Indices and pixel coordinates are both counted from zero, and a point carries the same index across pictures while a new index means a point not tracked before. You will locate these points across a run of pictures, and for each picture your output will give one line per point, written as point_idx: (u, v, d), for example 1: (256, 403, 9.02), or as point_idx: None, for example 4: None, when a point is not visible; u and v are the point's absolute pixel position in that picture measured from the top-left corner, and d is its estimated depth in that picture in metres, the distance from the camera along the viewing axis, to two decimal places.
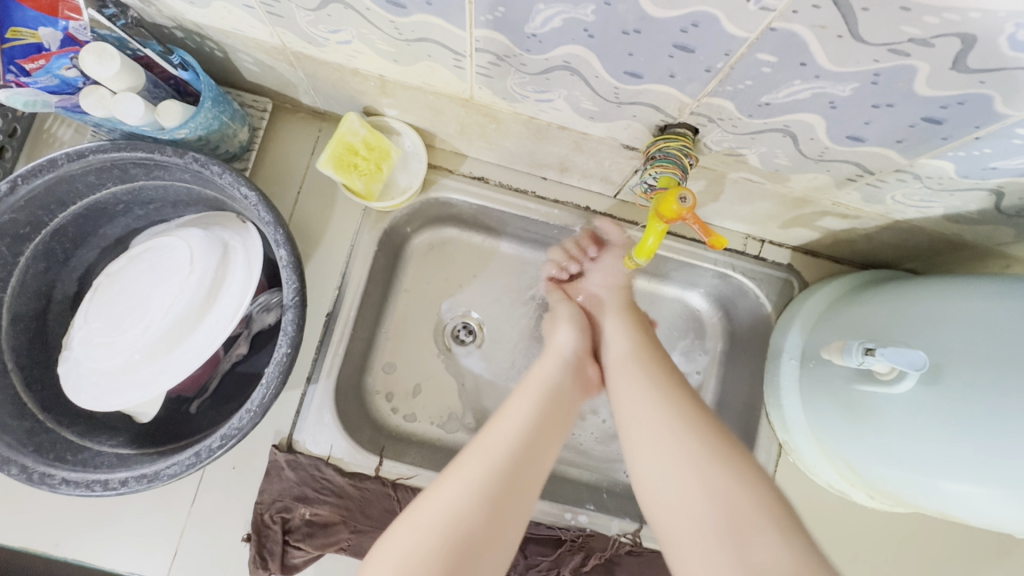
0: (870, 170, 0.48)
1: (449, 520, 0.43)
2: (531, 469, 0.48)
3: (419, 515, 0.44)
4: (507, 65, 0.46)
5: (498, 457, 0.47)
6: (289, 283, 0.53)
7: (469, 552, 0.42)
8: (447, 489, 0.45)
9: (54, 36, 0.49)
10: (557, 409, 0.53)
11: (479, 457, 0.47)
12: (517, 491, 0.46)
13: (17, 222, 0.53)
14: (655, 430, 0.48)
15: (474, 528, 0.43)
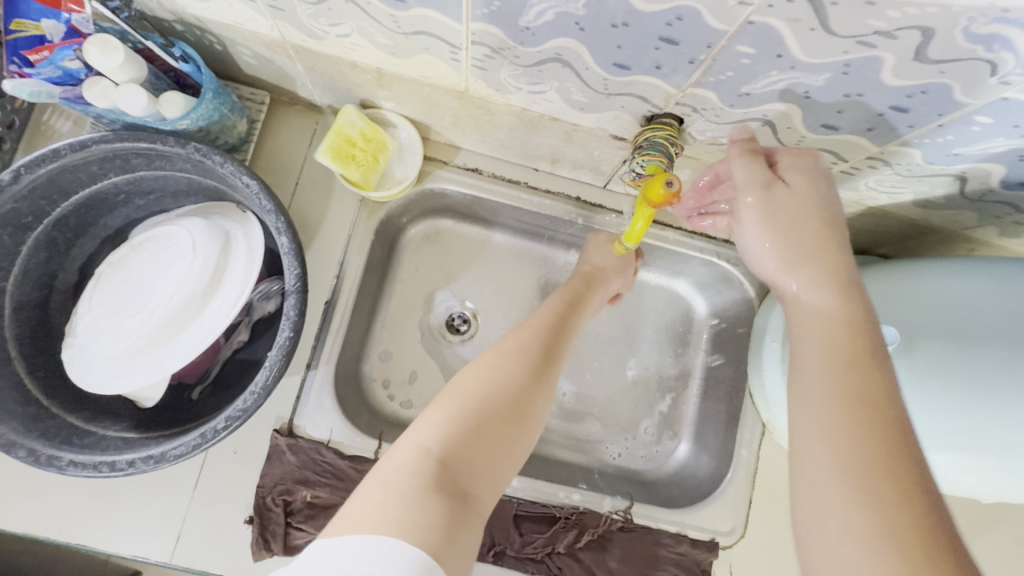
0: (844, 158, 0.51)
1: (494, 380, 0.51)
2: (552, 366, 0.56)
3: (467, 379, 0.51)
4: (501, 57, 0.48)
5: (524, 345, 0.56)
6: (290, 269, 0.55)
7: (510, 412, 0.50)
8: (490, 361, 0.53)
9: (56, 28, 0.50)
10: (568, 320, 0.62)
11: (509, 346, 0.56)
12: (541, 376, 0.54)
13: (20, 211, 0.54)
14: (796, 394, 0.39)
15: (513, 394, 0.51)
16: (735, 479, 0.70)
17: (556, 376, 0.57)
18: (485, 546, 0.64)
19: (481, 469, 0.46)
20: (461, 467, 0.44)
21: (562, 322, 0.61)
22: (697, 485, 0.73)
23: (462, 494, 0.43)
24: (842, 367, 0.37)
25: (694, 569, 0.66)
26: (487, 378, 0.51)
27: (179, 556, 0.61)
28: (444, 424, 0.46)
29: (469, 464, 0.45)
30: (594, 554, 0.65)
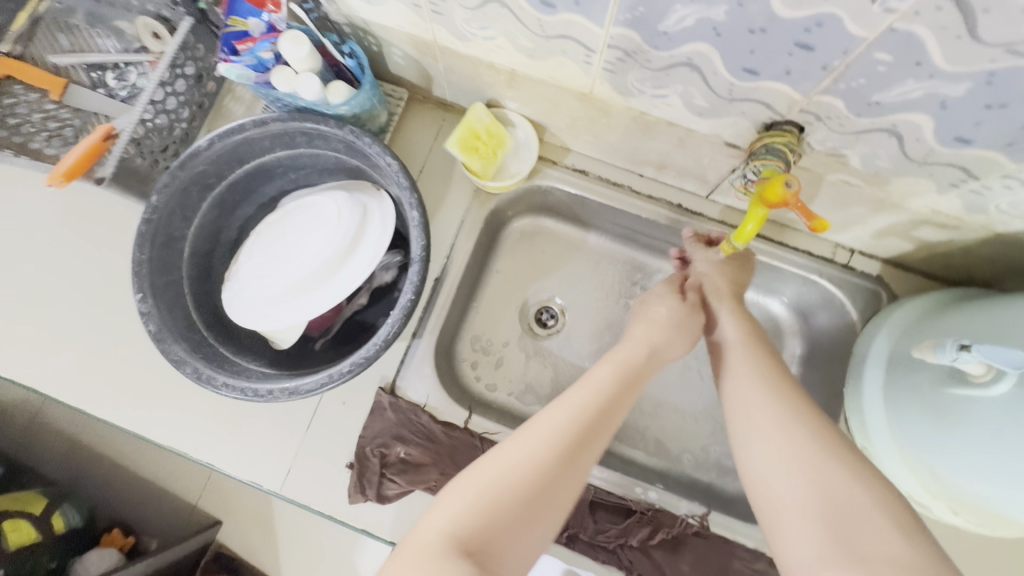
0: (974, 175, 0.50)
1: (524, 462, 0.47)
2: (590, 449, 0.51)
3: (489, 457, 0.49)
4: (633, 61, 0.52)
5: (557, 428, 0.50)
6: (418, 240, 0.62)
7: (540, 494, 0.46)
8: (518, 442, 0.49)
9: (257, 25, 0.61)
10: (619, 400, 0.55)
11: (542, 427, 0.51)
12: (576, 459, 0.49)
13: (207, 173, 0.65)
14: (778, 449, 0.49)
15: (541, 479, 0.47)
16: None
17: (596, 455, 0.52)
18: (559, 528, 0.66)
19: None
20: (494, 555, 0.43)
21: (605, 408, 0.54)
22: None
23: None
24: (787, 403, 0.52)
25: None
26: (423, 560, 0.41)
27: (288, 488, 0.68)
28: (475, 506, 0.44)
29: (498, 558, 0.43)
30: (667, 555, 0.65)
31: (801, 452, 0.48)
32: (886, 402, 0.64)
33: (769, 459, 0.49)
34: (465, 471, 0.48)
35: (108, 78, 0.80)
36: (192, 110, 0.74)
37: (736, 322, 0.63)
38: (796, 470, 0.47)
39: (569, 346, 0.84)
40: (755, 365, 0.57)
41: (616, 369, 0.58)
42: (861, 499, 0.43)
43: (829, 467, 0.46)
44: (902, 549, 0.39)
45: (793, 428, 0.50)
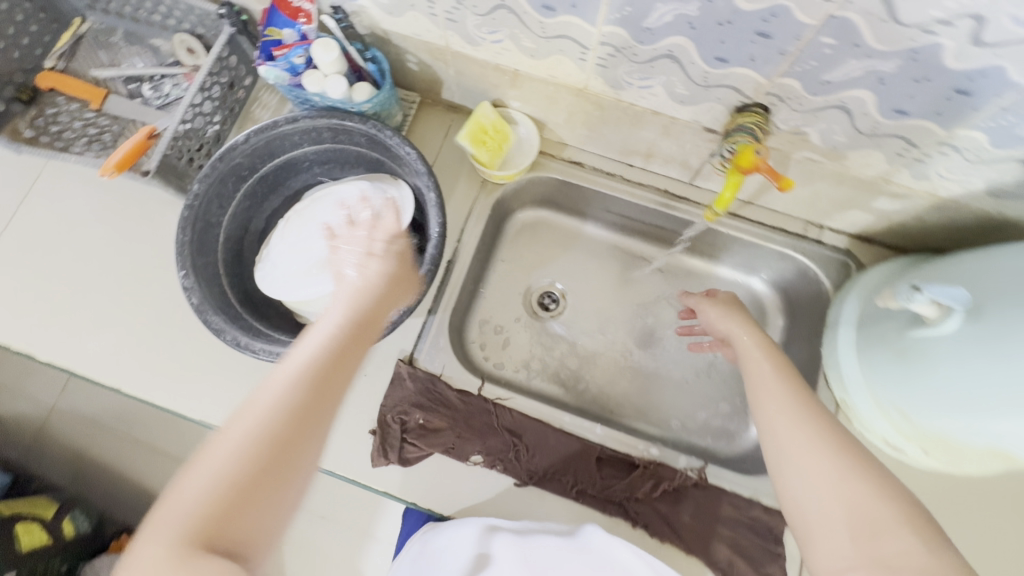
0: (915, 144, 0.59)
1: (249, 437, 0.41)
2: (323, 403, 0.44)
3: (223, 433, 0.41)
4: (622, 55, 0.61)
5: (274, 398, 0.42)
6: (435, 218, 0.69)
7: (277, 464, 0.40)
8: (248, 412, 0.42)
9: (292, 35, 0.70)
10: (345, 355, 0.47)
11: (269, 394, 0.43)
12: (315, 413, 0.43)
13: (242, 165, 0.73)
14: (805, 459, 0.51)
15: (273, 448, 0.41)
16: None
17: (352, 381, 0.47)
18: (568, 483, 0.71)
19: None
20: (238, 535, 0.39)
21: (331, 357, 0.46)
22: None
23: (248, 568, 0.39)
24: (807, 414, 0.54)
25: (767, 533, 0.69)
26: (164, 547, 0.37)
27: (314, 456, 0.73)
28: (205, 495, 0.39)
29: (243, 534, 0.39)
30: (669, 505, 0.71)
31: (827, 476, 0.49)
32: (858, 353, 0.71)
33: (798, 480, 0.50)
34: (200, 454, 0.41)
35: (144, 88, 0.87)
36: (225, 114, 0.82)
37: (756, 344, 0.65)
38: (827, 490, 0.49)
39: (571, 326, 0.91)
40: (773, 383, 0.58)
41: (353, 315, 0.50)
42: (888, 521, 0.45)
43: (854, 487, 0.48)
44: (926, 559, 0.42)
45: (822, 448, 0.51)
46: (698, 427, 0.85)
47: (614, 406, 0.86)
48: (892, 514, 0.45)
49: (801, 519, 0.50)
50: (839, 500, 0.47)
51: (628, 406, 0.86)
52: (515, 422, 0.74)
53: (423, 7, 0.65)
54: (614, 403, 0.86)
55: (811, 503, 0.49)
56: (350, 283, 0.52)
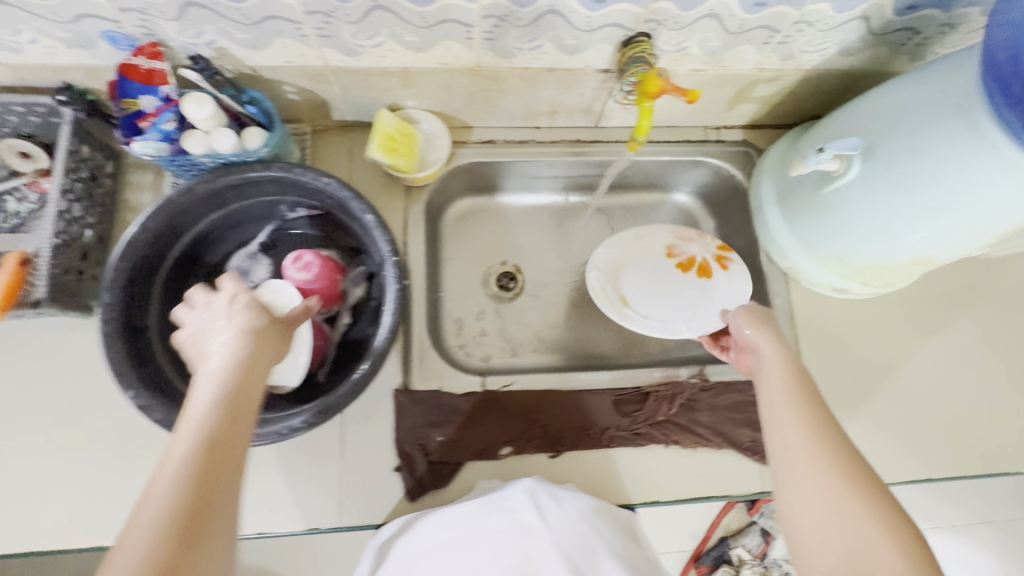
0: (776, 29, 0.66)
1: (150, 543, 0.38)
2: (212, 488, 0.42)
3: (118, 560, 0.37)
4: (506, 23, 0.62)
5: (166, 500, 0.40)
6: (382, 238, 0.67)
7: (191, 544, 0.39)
8: (138, 522, 0.39)
9: (152, 101, 0.63)
10: (229, 429, 0.45)
11: (153, 499, 0.40)
12: (235, 428, 0.45)
13: (149, 256, 0.65)
14: (817, 488, 0.48)
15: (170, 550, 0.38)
16: (778, 324, 0.83)
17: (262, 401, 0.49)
18: (598, 434, 0.74)
19: None
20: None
21: (213, 439, 0.44)
22: None
23: None
24: (811, 435, 0.51)
25: None
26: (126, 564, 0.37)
27: (348, 517, 0.69)
28: None
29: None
30: (688, 415, 0.76)
31: (831, 492, 0.47)
32: (786, 226, 0.80)
33: (804, 501, 0.48)
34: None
35: None
36: (99, 211, 0.73)
37: (775, 359, 0.59)
38: (826, 519, 0.46)
39: (537, 295, 0.93)
40: (789, 396, 0.55)
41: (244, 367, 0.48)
42: (879, 544, 0.44)
43: (871, 529, 0.44)
44: None
45: (833, 469, 0.48)
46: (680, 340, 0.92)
47: (604, 352, 0.90)
48: (885, 533, 0.44)
49: (798, 540, 0.48)
50: (834, 530, 0.46)
51: (616, 346, 0.90)
52: (527, 401, 0.75)
53: (290, 29, 0.61)
54: (604, 349, 0.90)
55: (825, 534, 0.46)
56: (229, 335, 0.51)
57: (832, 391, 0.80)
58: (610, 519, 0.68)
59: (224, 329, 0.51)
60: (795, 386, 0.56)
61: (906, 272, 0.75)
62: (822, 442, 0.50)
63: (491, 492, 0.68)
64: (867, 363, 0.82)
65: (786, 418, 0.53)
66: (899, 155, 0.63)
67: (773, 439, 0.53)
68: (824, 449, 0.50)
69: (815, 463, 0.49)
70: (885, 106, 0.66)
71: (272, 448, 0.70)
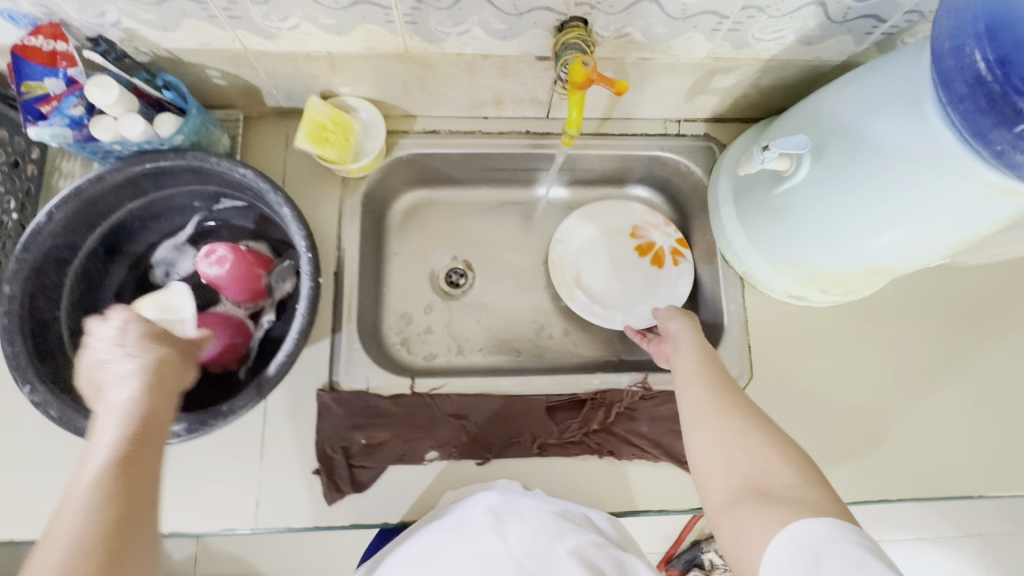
0: (723, 15, 0.61)
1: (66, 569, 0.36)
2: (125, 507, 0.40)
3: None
4: (426, 6, 0.58)
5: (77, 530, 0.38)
6: (298, 232, 0.64)
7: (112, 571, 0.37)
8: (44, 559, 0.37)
9: (57, 84, 0.60)
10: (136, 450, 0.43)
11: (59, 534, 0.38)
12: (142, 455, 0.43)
13: (59, 247, 0.63)
14: (717, 427, 0.52)
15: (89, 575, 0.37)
16: (731, 331, 0.79)
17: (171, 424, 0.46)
18: (529, 442, 0.71)
19: None
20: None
21: (121, 468, 0.41)
22: None
23: None
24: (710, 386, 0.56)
25: None
26: None
27: (263, 520, 0.67)
28: None
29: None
30: (626, 425, 0.72)
31: (735, 433, 0.51)
32: (740, 228, 0.76)
33: (708, 448, 0.52)
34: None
35: None
36: (20, 199, 0.71)
37: (688, 340, 0.63)
38: (729, 457, 0.50)
39: (486, 293, 0.89)
40: (696, 363, 0.60)
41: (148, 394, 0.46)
42: (771, 461, 0.48)
43: (763, 447, 0.50)
44: (800, 487, 0.46)
45: (731, 412, 0.53)
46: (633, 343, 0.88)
47: (552, 354, 0.86)
48: (783, 458, 0.48)
49: (712, 488, 0.50)
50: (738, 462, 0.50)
51: (564, 348, 0.87)
52: (456, 405, 0.72)
53: (196, 10, 0.58)
54: (551, 352, 0.86)
55: (728, 467, 0.50)
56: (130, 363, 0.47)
57: (784, 400, 0.76)
58: (585, 528, 0.63)
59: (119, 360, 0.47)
60: (700, 352, 0.61)
61: (864, 280, 0.70)
62: (720, 393, 0.55)
63: (452, 515, 0.62)
64: (825, 375, 0.78)
65: (688, 376, 0.58)
66: (848, 159, 0.58)
67: (682, 398, 0.57)
68: (720, 395, 0.55)
69: (713, 410, 0.54)
70: (839, 101, 0.61)
71: (188, 447, 0.68)
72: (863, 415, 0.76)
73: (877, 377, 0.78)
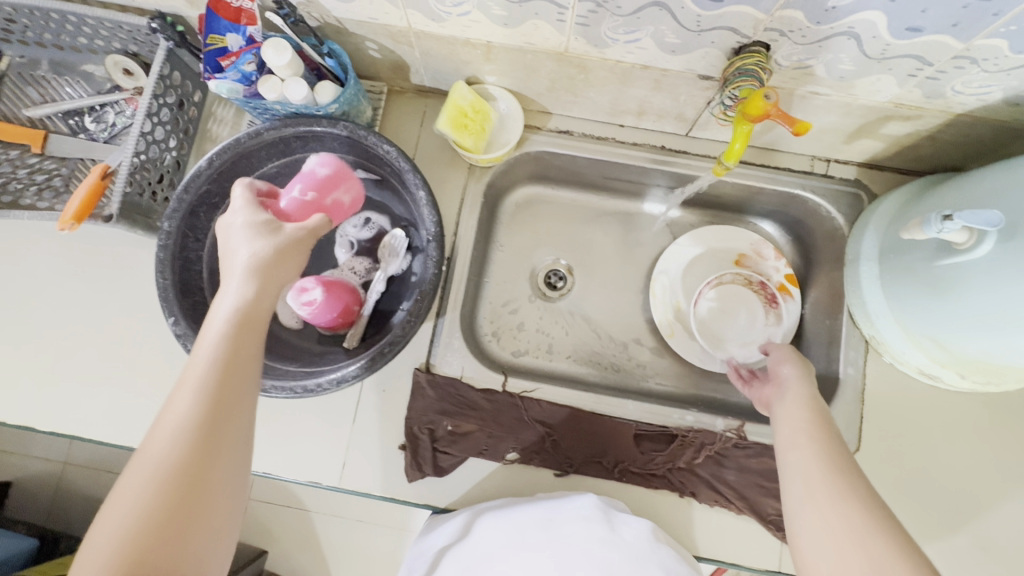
0: (928, 62, 0.55)
1: (140, 503, 0.39)
2: (214, 423, 0.43)
3: (110, 504, 0.40)
4: (603, 10, 0.56)
5: (162, 453, 0.41)
6: (429, 218, 0.64)
7: (201, 449, 0.42)
8: (133, 480, 0.40)
9: (236, 40, 0.63)
10: (225, 373, 0.45)
11: (158, 442, 0.42)
12: (244, 345, 0.47)
13: (211, 192, 0.67)
14: (826, 495, 0.46)
15: (195, 460, 0.41)
16: (844, 396, 0.74)
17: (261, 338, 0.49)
18: (611, 464, 0.70)
19: (182, 549, 0.39)
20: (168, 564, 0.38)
21: (230, 351, 0.46)
22: None
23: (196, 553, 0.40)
24: (824, 455, 0.50)
25: None
26: (145, 473, 0.41)
27: (346, 481, 0.70)
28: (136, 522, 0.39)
29: (175, 559, 0.39)
30: (713, 469, 0.70)
31: (856, 528, 0.44)
32: (885, 295, 0.69)
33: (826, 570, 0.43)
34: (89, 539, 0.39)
35: (86, 122, 0.80)
36: (181, 138, 0.76)
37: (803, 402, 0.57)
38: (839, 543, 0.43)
39: (583, 301, 0.88)
40: (815, 450, 0.51)
41: (236, 313, 0.48)
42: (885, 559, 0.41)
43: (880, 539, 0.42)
44: None
45: (849, 514, 0.45)
46: (726, 383, 0.84)
47: (640, 375, 0.84)
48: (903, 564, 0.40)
49: None
50: (853, 557, 0.42)
51: (654, 371, 0.85)
52: (545, 412, 0.72)
53: None
54: (641, 373, 0.84)
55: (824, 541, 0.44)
56: (235, 264, 0.50)
57: (890, 486, 0.71)
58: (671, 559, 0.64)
59: (241, 245, 0.51)
60: (819, 419, 0.55)
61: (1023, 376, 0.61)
62: (838, 465, 0.49)
63: (548, 502, 0.67)
64: (938, 464, 0.72)
65: (800, 436, 0.53)
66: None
67: (786, 458, 0.52)
68: (835, 465, 0.49)
69: (820, 475, 0.48)
70: None
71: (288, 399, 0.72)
72: (976, 517, 0.70)
73: (1003, 483, 0.71)
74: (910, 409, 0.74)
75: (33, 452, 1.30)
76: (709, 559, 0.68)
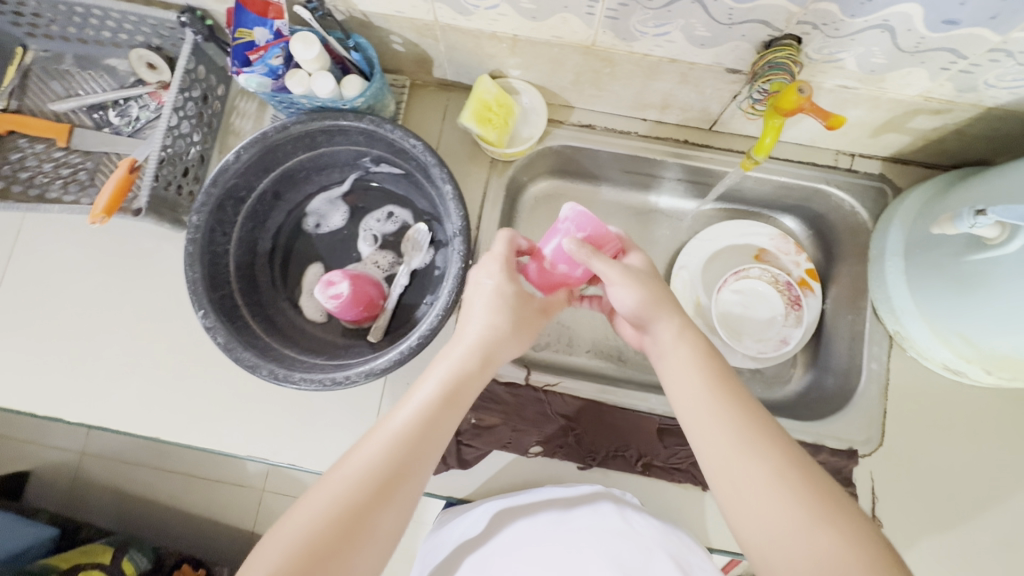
0: (962, 55, 0.54)
1: (314, 525, 0.41)
2: (407, 474, 0.45)
3: (283, 528, 0.42)
4: (634, 3, 0.55)
5: (349, 483, 0.44)
6: (455, 213, 0.64)
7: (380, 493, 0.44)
8: (315, 498, 0.43)
9: (263, 34, 0.63)
10: (427, 436, 0.47)
11: (343, 474, 0.44)
12: (445, 404, 0.50)
13: (238, 185, 0.67)
14: (741, 460, 0.45)
15: (370, 503, 0.43)
16: (867, 391, 0.74)
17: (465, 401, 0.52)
18: (634, 458, 0.71)
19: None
20: None
21: (432, 414, 0.48)
22: (827, 402, 0.77)
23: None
24: (719, 402, 0.49)
25: (836, 475, 0.70)
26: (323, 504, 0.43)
27: None
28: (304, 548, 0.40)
29: None
30: None
31: (774, 509, 0.42)
32: (914, 289, 0.69)
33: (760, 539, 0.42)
34: (260, 544, 0.41)
35: (111, 116, 0.81)
36: (205, 132, 0.76)
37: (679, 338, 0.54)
38: (762, 505, 0.43)
39: None
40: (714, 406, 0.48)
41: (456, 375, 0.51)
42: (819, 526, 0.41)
43: (804, 510, 0.41)
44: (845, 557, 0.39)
45: (771, 476, 0.43)
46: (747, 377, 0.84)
47: None
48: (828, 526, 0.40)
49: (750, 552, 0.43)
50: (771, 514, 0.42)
51: None
52: (568, 406, 0.72)
53: None
54: None
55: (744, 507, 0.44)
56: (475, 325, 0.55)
57: (913, 481, 0.71)
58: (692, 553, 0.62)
59: (479, 312, 0.56)
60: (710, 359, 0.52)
61: None
62: (743, 419, 0.47)
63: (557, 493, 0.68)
64: (961, 460, 0.72)
65: (692, 384, 0.50)
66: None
67: (692, 414, 0.49)
68: (730, 418, 0.47)
69: (730, 437, 0.46)
70: None
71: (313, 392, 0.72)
72: (999, 513, 0.70)
73: None
74: (933, 404, 0.73)
75: (51, 442, 1.31)
76: (720, 551, 0.69)
